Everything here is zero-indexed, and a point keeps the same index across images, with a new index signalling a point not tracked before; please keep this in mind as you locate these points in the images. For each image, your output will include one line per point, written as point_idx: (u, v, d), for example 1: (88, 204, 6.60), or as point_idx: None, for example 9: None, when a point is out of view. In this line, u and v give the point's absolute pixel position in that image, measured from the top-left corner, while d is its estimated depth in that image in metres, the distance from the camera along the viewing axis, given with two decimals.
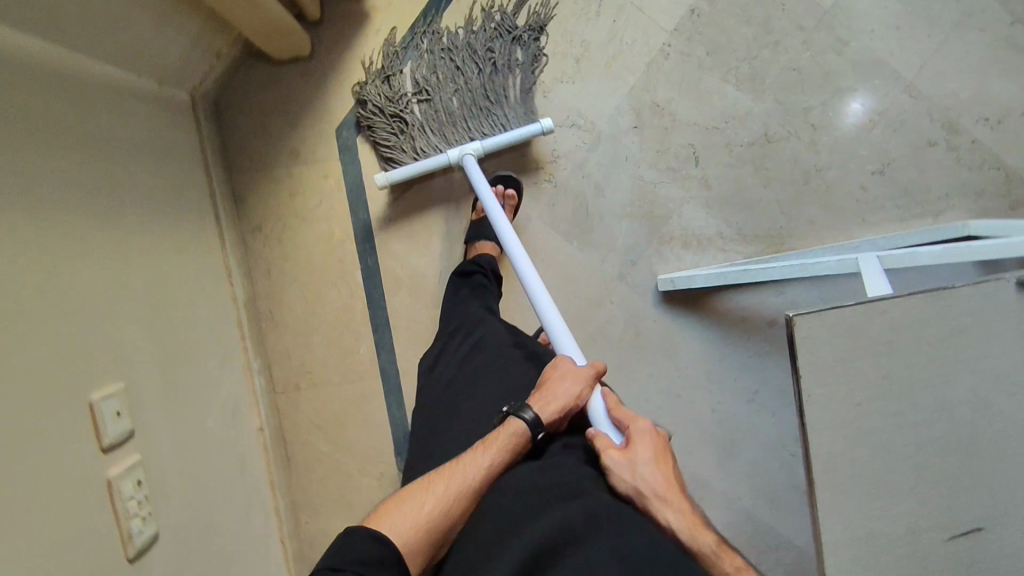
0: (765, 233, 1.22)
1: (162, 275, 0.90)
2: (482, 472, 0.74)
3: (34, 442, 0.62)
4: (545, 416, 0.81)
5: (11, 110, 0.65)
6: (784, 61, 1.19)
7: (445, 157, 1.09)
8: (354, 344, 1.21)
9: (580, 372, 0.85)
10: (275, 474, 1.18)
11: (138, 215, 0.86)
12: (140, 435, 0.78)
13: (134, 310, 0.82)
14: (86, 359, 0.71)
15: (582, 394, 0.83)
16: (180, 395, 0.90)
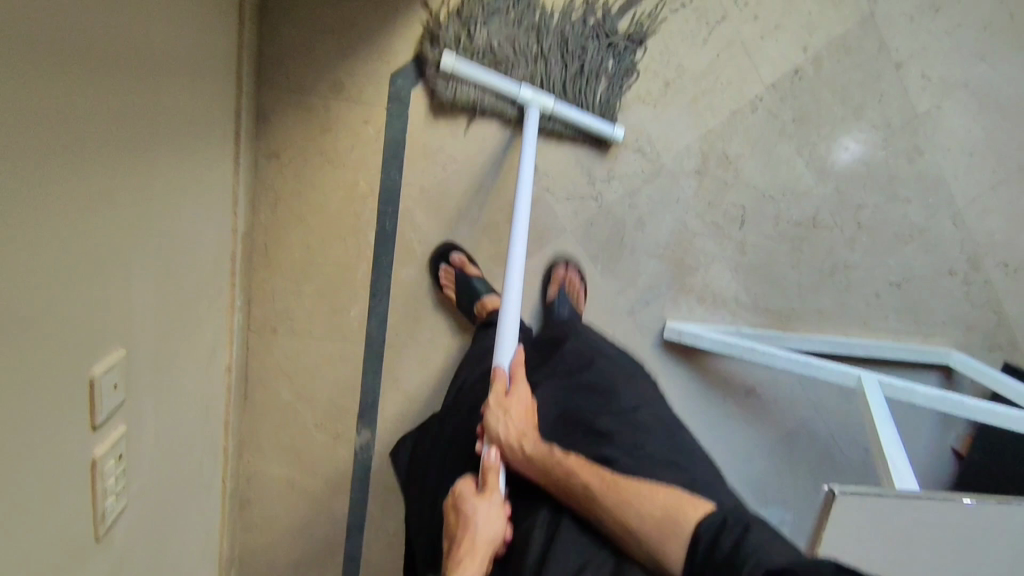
0: (775, 309, 1.24)
1: (169, 214, 0.79)
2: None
3: (32, 437, 0.54)
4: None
5: (44, 31, 0.51)
6: (859, 152, 1.15)
7: (518, 90, 1.00)
8: (346, 304, 1.13)
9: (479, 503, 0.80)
10: (232, 412, 1.12)
11: (157, 145, 0.73)
12: (129, 402, 0.71)
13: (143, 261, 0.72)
14: (93, 327, 0.62)
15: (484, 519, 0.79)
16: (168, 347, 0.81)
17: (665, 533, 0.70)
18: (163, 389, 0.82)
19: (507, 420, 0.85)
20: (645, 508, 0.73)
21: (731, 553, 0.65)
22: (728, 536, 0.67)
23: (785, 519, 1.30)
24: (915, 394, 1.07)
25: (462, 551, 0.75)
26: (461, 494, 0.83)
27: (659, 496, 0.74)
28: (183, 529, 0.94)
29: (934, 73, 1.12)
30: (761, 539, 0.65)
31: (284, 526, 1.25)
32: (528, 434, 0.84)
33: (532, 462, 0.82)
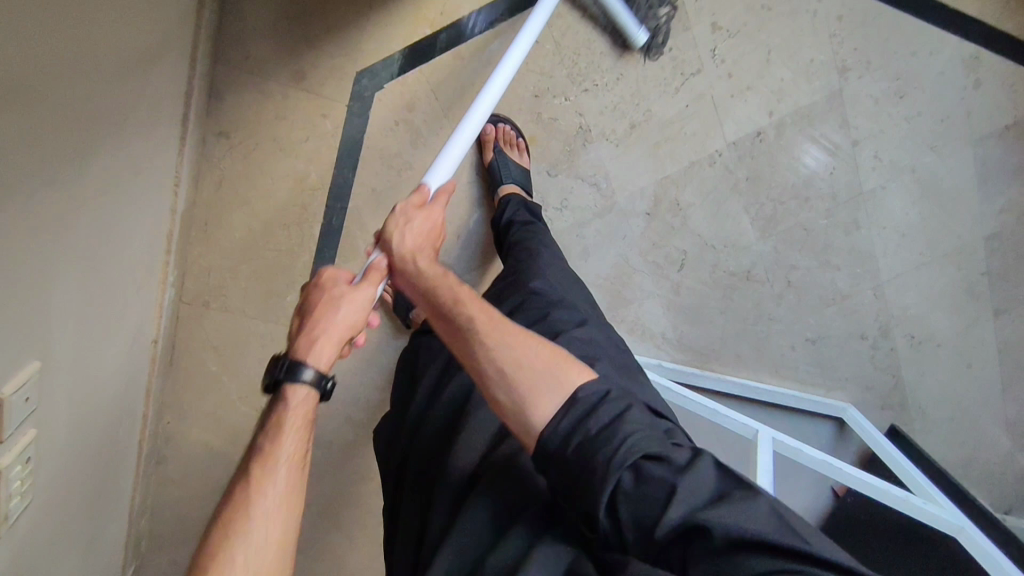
0: (698, 348, 1.30)
1: (101, 208, 0.77)
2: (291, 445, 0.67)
3: None
4: (329, 365, 0.75)
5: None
6: (802, 218, 1.20)
7: None
8: (283, 289, 1.13)
9: (355, 293, 0.81)
10: (154, 380, 1.12)
11: (91, 140, 0.70)
12: (41, 403, 0.71)
13: (64, 262, 0.70)
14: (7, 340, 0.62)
15: (356, 312, 0.80)
16: (84, 337, 0.79)
17: (540, 391, 0.72)
18: (80, 379, 0.81)
19: (411, 232, 0.86)
20: (523, 356, 0.75)
21: (604, 431, 0.69)
22: (606, 412, 0.71)
23: None
24: (801, 453, 1.15)
25: (320, 329, 0.76)
26: (333, 280, 0.82)
27: (537, 352, 0.75)
28: (93, 496, 0.96)
29: (885, 155, 1.16)
30: (634, 425, 0.70)
31: (197, 488, 1.27)
32: (422, 250, 0.85)
33: (426, 282, 0.83)
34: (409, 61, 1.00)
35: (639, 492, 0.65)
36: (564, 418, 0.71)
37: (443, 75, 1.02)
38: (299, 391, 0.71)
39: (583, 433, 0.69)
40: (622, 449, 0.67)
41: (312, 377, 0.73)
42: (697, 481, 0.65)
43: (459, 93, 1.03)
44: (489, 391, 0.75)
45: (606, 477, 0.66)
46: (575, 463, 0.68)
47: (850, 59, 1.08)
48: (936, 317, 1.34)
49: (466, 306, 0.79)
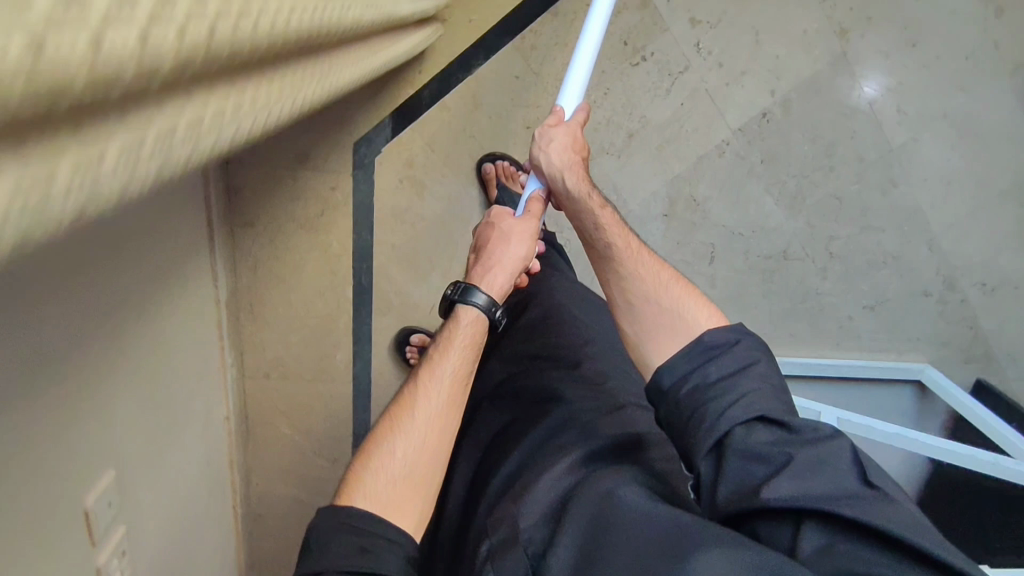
0: (748, 335, 1.27)
1: (163, 330, 0.85)
2: (458, 367, 0.74)
3: None
4: (496, 293, 0.81)
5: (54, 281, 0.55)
6: (831, 186, 1.14)
7: None
8: (331, 351, 1.21)
9: (521, 226, 0.83)
10: (235, 450, 1.23)
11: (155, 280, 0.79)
12: (127, 505, 0.80)
13: (134, 387, 0.79)
14: (88, 468, 0.70)
15: (526, 250, 0.83)
16: (160, 440, 0.89)
17: (692, 330, 0.73)
18: (162, 472, 0.91)
19: (558, 150, 0.81)
20: (673, 291, 0.75)
21: (723, 381, 0.66)
22: (729, 359, 0.68)
23: None
24: (873, 430, 1.09)
25: (489, 257, 0.83)
26: (499, 215, 0.85)
27: (692, 298, 0.75)
28: (196, 569, 1.07)
29: (908, 107, 1.09)
30: (755, 376, 0.67)
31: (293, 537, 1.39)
32: (568, 174, 0.82)
33: (574, 205, 0.82)
34: (400, 123, 1.05)
35: (751, 446, 0.61)
36: (683, 359, 0.69)
37: (435, 128, 1.06)
38: (472, 316, 0.79)
39: (703, 378, 0.67)
40: (740, 401, 0.64)
41: (484, 301, 0.79)
42: (832, 460, 0.60)
43: (453, 140, 1.07)
44: (635, 320, 0.76)
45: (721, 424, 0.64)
46: (690, 409, 0.67)
47: (848, 19, 1.03)
48: (1010, 259, 1.22)
49: (611, 241, 0.79)
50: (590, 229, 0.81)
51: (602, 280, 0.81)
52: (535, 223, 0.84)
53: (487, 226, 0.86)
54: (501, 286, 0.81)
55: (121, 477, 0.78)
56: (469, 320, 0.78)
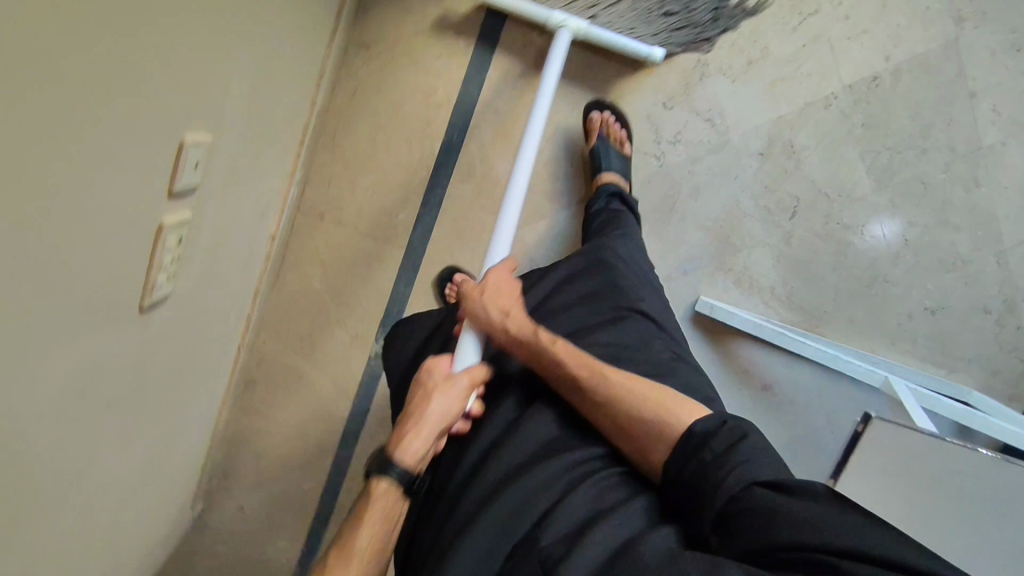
0: (808, 308, 1.24)
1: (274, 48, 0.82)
2: (375, 527, 0.70)
3: (123, 155, 0.56)
4: (419, 461, 0.74)
5: None
6: (919, 169, 1.18)
7: None
8: (396, 207, 1.16)
9: (447, 383, 0.78)
10: (264, 284, 1.14)
11: None
12: (201, 194, 0.73)
13: (242, 73, 0.75)
14: (192, 92, 0.65)
15: (448, 414, 0.77)
16: (239, 174, 0.84)
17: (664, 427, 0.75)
18: (227, 216, 0.85)
19: (491, 302, 0.86)
20: (639, 400, 0.78)
21: (724, 454, 0.68)
22: (723, 440, 0.69)
23: None
24: (939, 404, 1.09)
25: (408, 425, 0.76)
26: (428, 370, 0.81)
27: (657, 406, 0.77)
28: (195, 369, 0.96)
29: (1004, 109, 1.16)
30: (755, 450, 0.68)
31: (281, 415, 1.26)
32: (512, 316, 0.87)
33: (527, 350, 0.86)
34: None
35: (756, 506, 0.62)
36: (680, 451, 0.72)
37: None
38: (391, 497, 0.72)
39: (709, 454, 0.69)
40: (738, 471, 0.66)
41: (401, 473, 0.73)
42: (833, 508, 0.60)
43: None
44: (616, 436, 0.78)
45: (719, 489, 0.66)
46: (698, 478, 0.69)
47: (965, 9, 1.12)
48: None
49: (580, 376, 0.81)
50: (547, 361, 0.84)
51: (576, 390, 0.81)
52: (463, 381, 0.79)
53: (420, 376, 0.81)
54: (419, 455, 0.74)
55: (210, 154, 0.72)
56: (387, 484, 0.72)
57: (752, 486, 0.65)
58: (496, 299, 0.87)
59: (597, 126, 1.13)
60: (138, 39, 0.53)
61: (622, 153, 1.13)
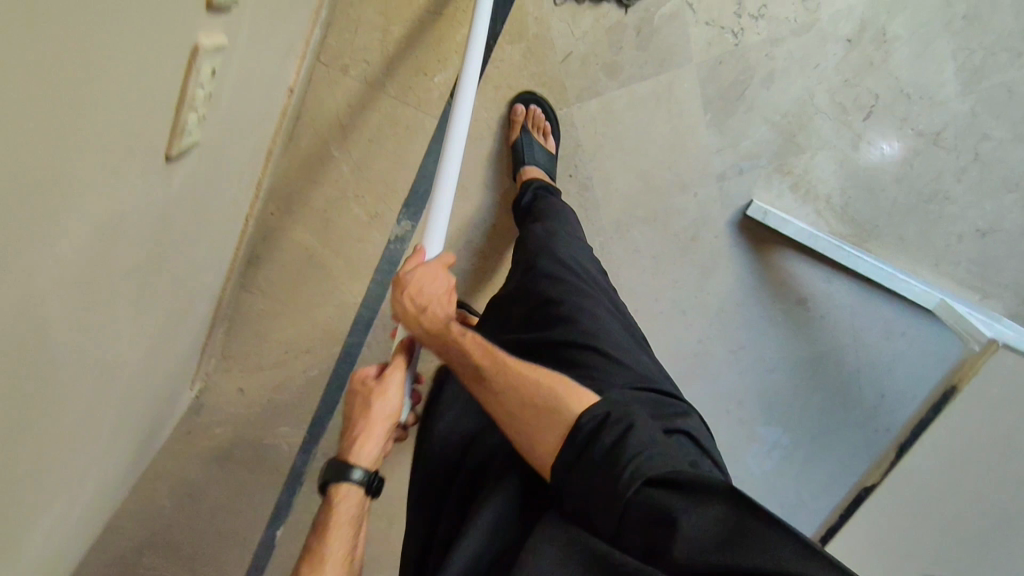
0: (860, 219, 1.16)
1: None
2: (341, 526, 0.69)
3: None
4: (376, 461, 0.72)
5: None
6: (1011, 74, 1.06)
7: None
8: (434, 69, 1.01)
9: (373, 388, 0.73)
10: (277, 145, 1.00)
11: None
12: (234, 19, 0.57)
13: None
14: None
15: (388, 411, 0.72)
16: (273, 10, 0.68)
17: (541, 424, 0.67)
18: (252, 65, 0.68)
19: (420, 298, 0.74)
20: (524, 399, 0.69)
21: (610, 454, 0.62)
22: (610, 434, 0.63)
23: (782, 441, 1.36)
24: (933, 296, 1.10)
25: (360, 426, 0.72)
26: (361, 378, 0.75)
27: (538, 386, 0.70)
28: (210, 240, 0.83)
29: None
30: (648, 441, 0.62)
31: (287, 299, 1.15)
32: (435, 312, 0.75)
33: (433, 342, 0.75)
34: None
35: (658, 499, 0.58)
36: (598, 441, 0.63)
37: None
38: (351, 489, 0.71)
39: (591, 457, 0.63)
40: (633, 464, 0.60)
41: (360, 477, 0.71)
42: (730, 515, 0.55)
43: None
44: (512, 427, 0.70)
45: (624, 475, 0.59)
46: (587, 476, 0.62)
47: None
48: None
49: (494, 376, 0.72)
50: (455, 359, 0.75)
51: (494, 387, 0.72)
52: (397, 374, 0.74)
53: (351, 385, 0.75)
54: (375, 452, 0.71)
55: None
56: (345, 491, 0.70)
57: (648, 485, 0.59)
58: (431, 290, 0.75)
59: (523, 120, 1.04)
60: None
61: (547, 147, 1.04)
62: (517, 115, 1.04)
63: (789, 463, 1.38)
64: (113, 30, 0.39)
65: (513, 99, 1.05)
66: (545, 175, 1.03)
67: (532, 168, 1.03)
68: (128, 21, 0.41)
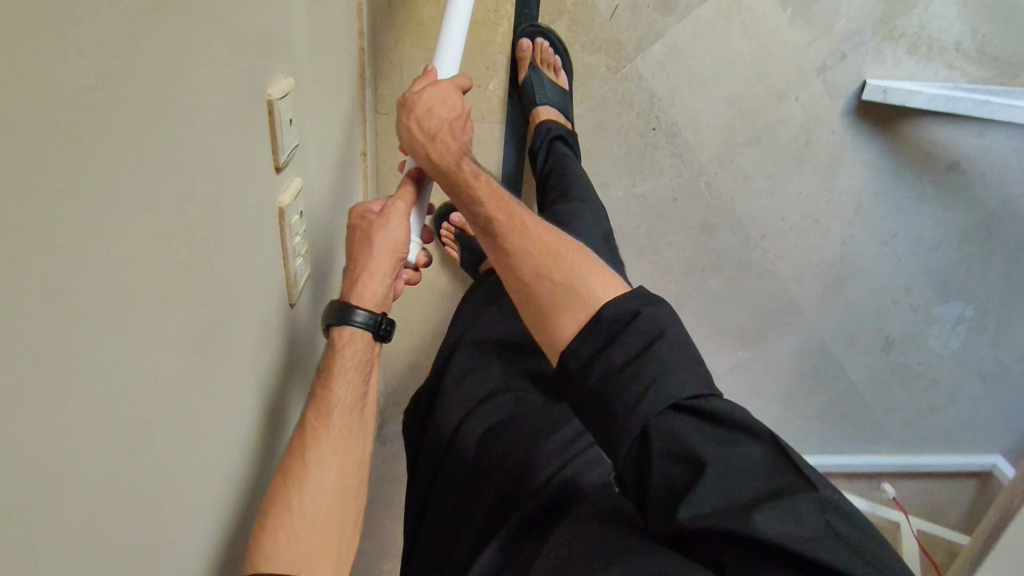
0: (1005, 56, 0.99)
1: None
2: (348, 389, 0.64)
3: (236, 192, 0.46)
4: (381, 304, 0.67)
5: None
6: None
7: None
8: (484, 77, 0.97)
9: (378, 219, 0.67)
10: (369, 206, 1.01)
11: None
12: (302, 156, 0.59)
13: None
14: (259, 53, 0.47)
15: (399, 243, 0.67)
16: (324, 114, 0.68)
17: (568, 308, 0.67)
18: (326, 171, 0.70)
19: (427, 117, 0.67)
20: (547, 282, 0.68)
21: (631, 367, 0.60)
22: (636, 337, 0.61)
23: (967, 315, 1.24)
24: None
25: (363, 261, 0.65)
26: (365, 210, 0.69)
27: (559, 260, 0.69)
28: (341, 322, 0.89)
29: None
30: (670, 346, 0.61)
31: (424, 334, 1.20)
32: (444, 135, 0.68)
33: (443, 178, 0.69)
34: None
35: (681, 436, 0.56)
36: (613, 339, 0.62)
37: None
38: (355, 335, 0.65)
39: (606, 368, 0.61)
40: (650, 390, 0.59)
41: (364, 319, 0.65)
42: (753, 479, 0.54)
43: None
44: (533, 309, 0.70)
45: (648, 398, 0.58)
46: (606, 375, 0.61)
47: None
48: None
49: (510, 235, 0.71)
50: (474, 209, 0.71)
51: (511, 254, 0.71)
52: (401, 206, 0.68)
53: (353, 217, 0.69)
54: (381, 290, 0.66)
55: (300, 111, 0.58)
56: (348, 336, 0.64)
57: (672, 409, 0.58)
58: (440, 110, 0.68)
59: (530, 56, 0.95)
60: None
61: (558, 82, 0.98)
62: (524, 53, 0.95)
63: (979, 335, 1.26)
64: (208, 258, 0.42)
65: (518, 35, 0.94)
66: (558, 113, 0.98)
67: (545, 107, 0.97)
68: (218, 241, 0.44)
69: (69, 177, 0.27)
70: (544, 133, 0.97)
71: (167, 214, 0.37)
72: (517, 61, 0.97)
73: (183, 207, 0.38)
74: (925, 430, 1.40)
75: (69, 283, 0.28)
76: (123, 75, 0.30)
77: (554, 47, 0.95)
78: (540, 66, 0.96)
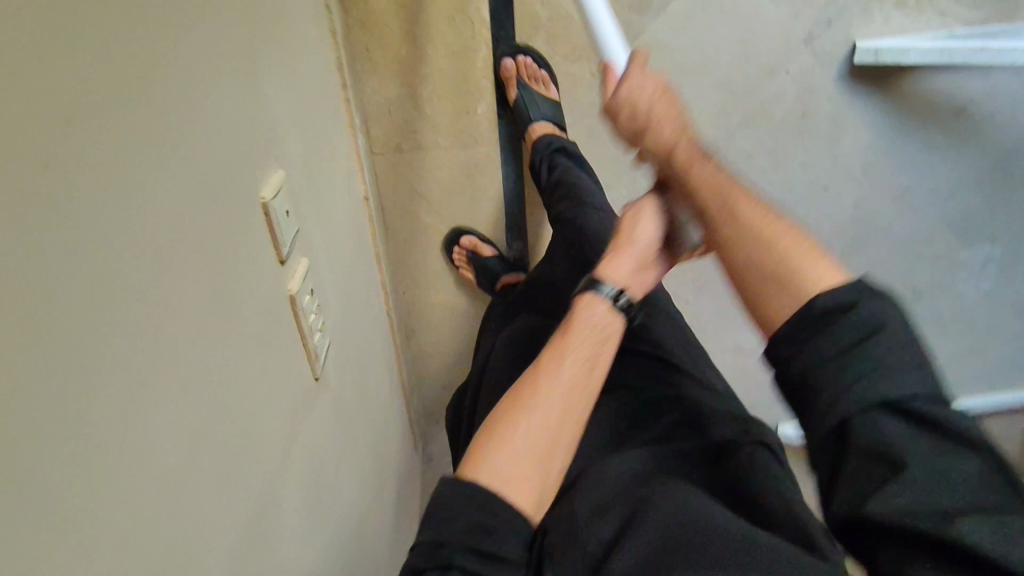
0: None
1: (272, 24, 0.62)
2: (583, 353, 0.69)
3: (241, 313, 0.47)
4: (631, 279, 0.76)
5: None
6: None
7: None
8: (471, 103, 0.98)
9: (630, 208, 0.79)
10: (380, 246, 1.04)
11: None
12: (304, 236, 0.61)
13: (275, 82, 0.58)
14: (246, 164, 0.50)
15: (652, 233, 0.78)
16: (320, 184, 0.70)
17: (780, 292, 0.64)
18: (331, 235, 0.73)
19: (666, 119, 0.77)
20: (764, 247, 0.67)
21: (848, 356, 0.55)
22: (849, 324, 0.56)
23: (992, 255, 1.23)
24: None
25: (623, 245, 0.77)
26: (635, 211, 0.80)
27: (774, 235, 0.68)
28: (373, 365, 0.92)
29: None
30: (882, 325, 0.56)
31: (451, 356, 1.22)
32: (683, 143, 0.78)
33: (665, 162, 0.77)
34: None
35: (886, 438, 0.52)
36: (828, 298, 0.59)
37: None
38: (596, 303, 0.73)
39: (815, 356, 0.57)
40: (851, 380, 0.54)
41: (615, 294, 0.74)
42: (960, 475, 0.50)
43: None
44: (739, 271, 0.69)
45: (847, 391, 0.54)
46: (808, 342, 0.58)
47: None
48: None
49: (721, 210, 0.72)
50: (670, 170, 0.76)
51: (721, 220, 0.72)
52: (647, 204, 0.80)
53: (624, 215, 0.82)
54: (631, 268, 0.75)
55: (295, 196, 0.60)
56: (606, 314, 0.73)
57: (880, 406, 0.53)
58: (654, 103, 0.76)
59: (516, 74, 0.95)
60: (142, 82, 0.36)
61: (548, 96, 0.98)
62: (508, 72, 0.95)
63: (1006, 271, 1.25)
64: (227, 368, 0.45)
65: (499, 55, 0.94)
66: (553, 126, 0.99)
67: (539, 121, 0.98)
68: (230, 346, 0.46)
69: (39, 374, 0.28)
70: (542, 146, 0.97)
71: (154, 331, 0.37)
72: (504, 81, 0.97)
73: (197, 370, 0.41)
74: (961, 369, 1.41)
75: (75, 500, 0.30)
76: (69, 211, 0.30)
77: (540, 63, 0.96)
78: (527, 83, 0.96)
